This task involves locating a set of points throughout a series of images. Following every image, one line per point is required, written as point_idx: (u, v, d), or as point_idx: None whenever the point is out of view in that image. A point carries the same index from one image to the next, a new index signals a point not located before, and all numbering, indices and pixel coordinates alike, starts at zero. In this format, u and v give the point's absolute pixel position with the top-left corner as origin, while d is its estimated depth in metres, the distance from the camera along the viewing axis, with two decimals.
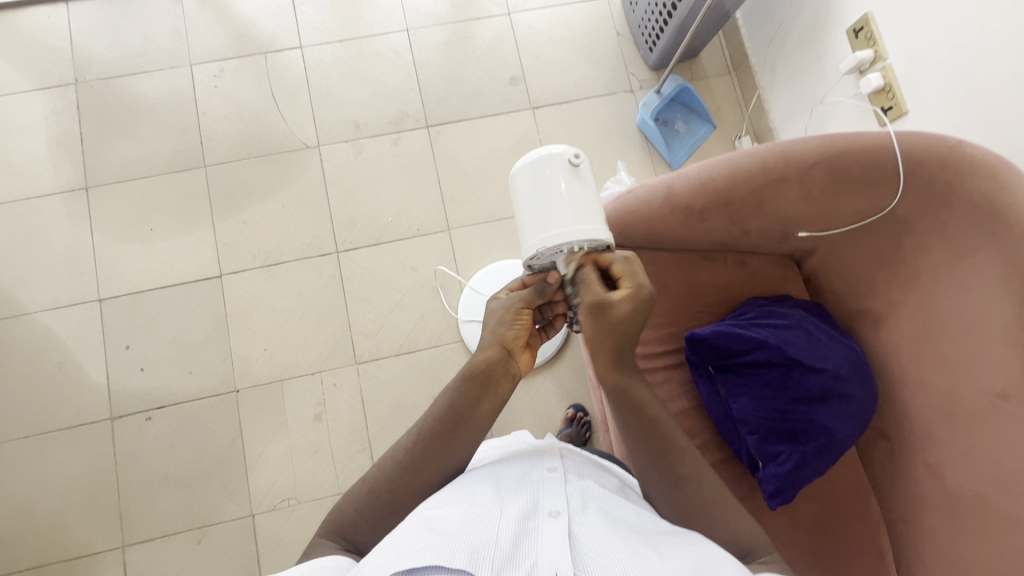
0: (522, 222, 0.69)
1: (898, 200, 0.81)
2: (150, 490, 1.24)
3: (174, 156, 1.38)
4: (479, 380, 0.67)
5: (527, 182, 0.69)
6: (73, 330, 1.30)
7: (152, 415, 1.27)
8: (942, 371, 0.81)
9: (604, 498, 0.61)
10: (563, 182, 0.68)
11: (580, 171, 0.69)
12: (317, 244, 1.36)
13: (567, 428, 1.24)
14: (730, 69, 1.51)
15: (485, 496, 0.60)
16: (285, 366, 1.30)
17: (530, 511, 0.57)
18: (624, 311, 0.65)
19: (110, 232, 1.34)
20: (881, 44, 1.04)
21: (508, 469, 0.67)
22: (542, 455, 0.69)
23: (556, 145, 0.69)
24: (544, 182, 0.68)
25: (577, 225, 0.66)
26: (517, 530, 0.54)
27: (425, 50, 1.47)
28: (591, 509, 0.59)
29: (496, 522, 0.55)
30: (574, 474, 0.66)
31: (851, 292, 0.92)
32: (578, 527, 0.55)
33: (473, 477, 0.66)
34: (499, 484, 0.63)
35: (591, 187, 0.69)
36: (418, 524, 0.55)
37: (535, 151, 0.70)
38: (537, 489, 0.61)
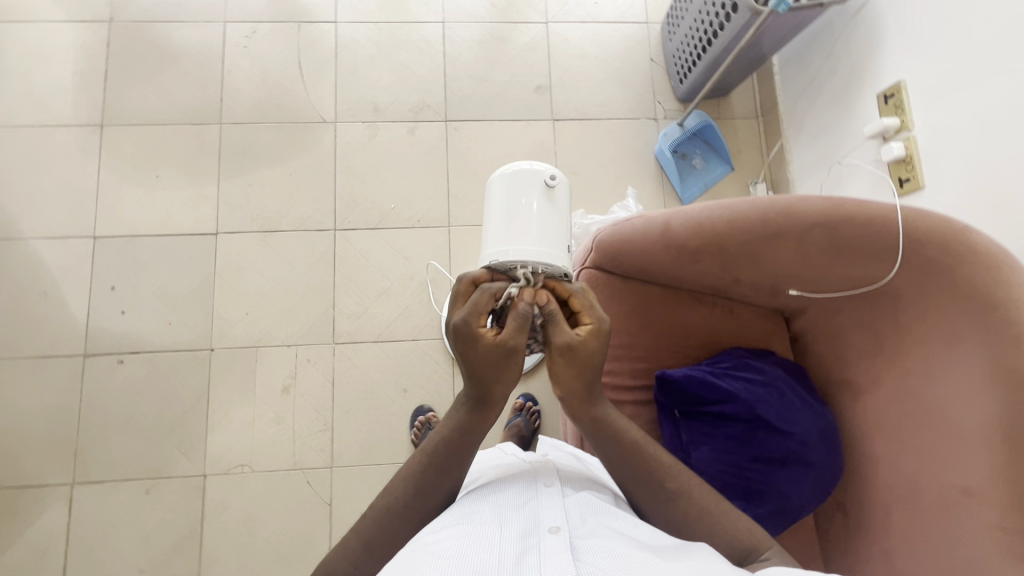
0: (487, 231, 0.68)
1: (894, 275, 0.79)
2: (109, 433, 1.24)
3: (193, 109, 1.39)
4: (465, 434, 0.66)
5: (501, 192, 0.68)
6: (63, 261, 1.30)
7: (125, 358, 1.27)
8: (914, 457, 0.79)
9: (603, 508, 0.62)
10: (535, 200, 0.66)
11: (554, 194, 0.67)
12: (317, 219, 1.36)
13: (516, 417, 1.25)
14: (758, 113, 1.49)
15: (483, 516, 0.59)
16: (263, 333, 1.30)
17: (529, 527, 0.57)
18: (593, 349, 0.63)
19: (117, 172, 1.35)
20: (908, 114, 1.02)
21: (504, 487, 0.66)
22: (537, 472, 0.69)
23: (540, 163, 0.68)
24: (516, 197, 0.66)
25: (535, 247, 0.64)
26: (520, 546, 0.53)
27: (457, 45, 1.47)
28: (591, 523, 0.58)
29: (497, 541, 0.54)
30: (571, 489, 0.66)
31: (835, 359, 0.90)
32: (579, 541, 0.54)
33: (469, 499, 0.65)
34: (497, 502, 0.62)
35: (560, 213, 0.67)
36: (419, 548, 0.54)
37: (517, 163, 0.69)
38: (535, 505, 0.60)
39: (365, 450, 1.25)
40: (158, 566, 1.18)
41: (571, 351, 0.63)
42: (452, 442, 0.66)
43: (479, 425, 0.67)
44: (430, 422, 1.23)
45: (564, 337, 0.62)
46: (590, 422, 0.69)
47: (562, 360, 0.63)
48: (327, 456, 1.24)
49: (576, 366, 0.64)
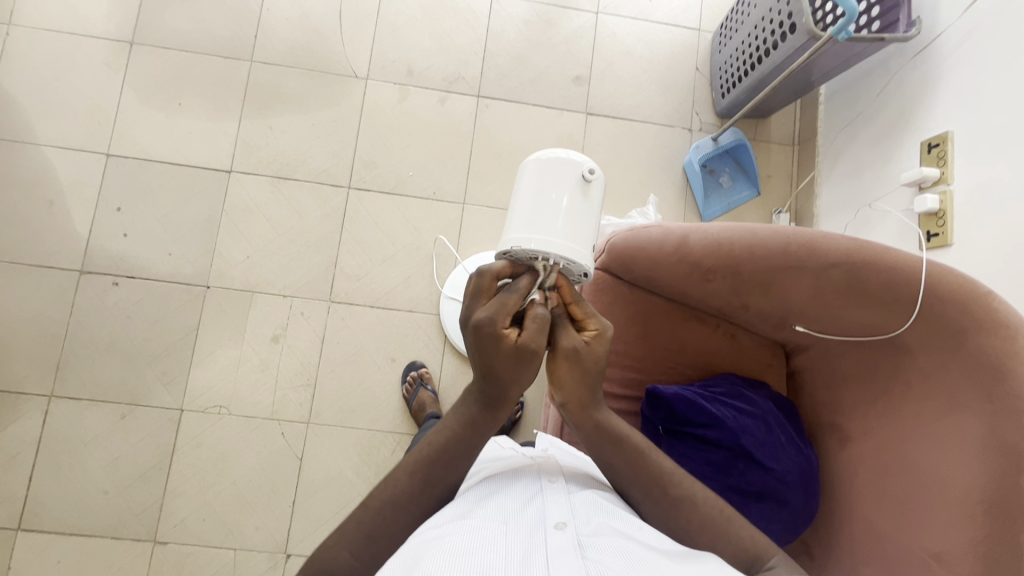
0: (511, 214, 0.66)
1: (906, 328, 0.77)
2: (93, 353, 1.23)
3: (226, 42, 1.36)
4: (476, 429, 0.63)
5: (535, 178, 0.66)
6: (72, 175, 1.29)
7: (120, 281, 1.26)
8: (892, 516, 0.77)
9: (608, 505, 0.60)
10: (568, 192, 0.64)
11: (589, 189, 0.66)
12: (332, 174, 1.34)
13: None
14: (795, 141, 1.45)
15: (487, 510, 0.56)
16: (261, 280, 1.28)
17: (534, 523, 0.54)
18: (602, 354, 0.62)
19: (139, 94, 1.33)
20: (949, 167, 0.99)
21: (505, 482, 0.63)
22: (540, 468, 0.66)
23: (578, 154, 0.66)
24: (549, 185, 0.65)
25: (560, 238, 0.62)
26: (527, 543, 0.51)
27: (502, 21, 1.43)
28: (597, 520, 0.56)
29: (503, 537, 0.51)
30: (574, 484, 0.64)
31: (830, 403, 0.88)
32: (587, 538, 0.53)
33: (469, 493, 0.61)
34: (500, 497, 0.59)
35: (591, 209, 0.66)
36: (423, 543, 0.51)
37: (555, 151, 0.67)
38: (540, 501, 0.58)
39: (344, 412, 1.25)
40: (123, 491, 1.18)
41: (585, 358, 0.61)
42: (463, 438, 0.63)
43: (491, 424, 0.63)
44: (423, 378, 1.24)
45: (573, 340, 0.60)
46: (591, 427, 0.65)
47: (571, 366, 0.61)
48: (305, 411, 1.23)
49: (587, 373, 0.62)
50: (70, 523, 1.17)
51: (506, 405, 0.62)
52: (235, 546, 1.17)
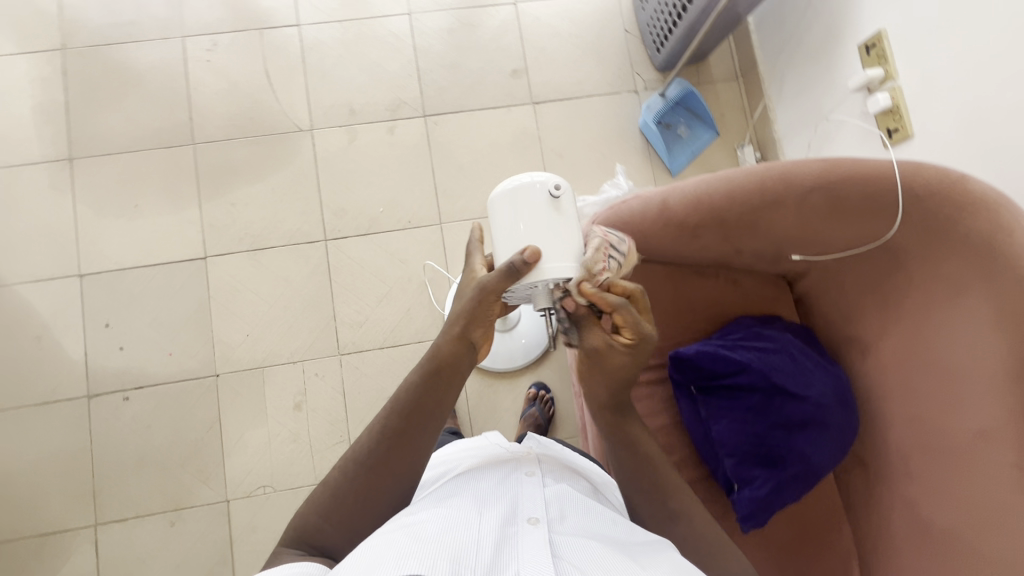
0: (499, 252, 0.65)
1: (895, 230, 0.79)
2: (125, 471, 1.23)
3: (163, 132, 1.35)
4: (445, 377, 0.66)
5: (505, 209, 0.64)
6: (52, 305, 1.27)
7: (130, 395, 1.26)
8: (924, 405, 0.81)
9: (580, 504, 0.61)
10: (541, 215, 0.63)
11: (560, 203, 0.64)
12: (306, 231, 1.33)
13: (530, 407, 1.26)
14: (738, 74, 1.47)
15: (462, 503, 0.58)
16: (267, 353, 1.28)
17: (508, 517, 0.56)
18: (618, 364, 0.68)
19: (94, 207, 1.31)
20: (891, 64, 1.01)
21: (484, 476, 0.65)
22: (519, 459, 0.68)
23: (539, 173, 0.63)
24: (519, 215, 0.63)
25: (552, 264, 0.62)
26: (498, 535, 0.52)
27: (426, 36, 1.43)
28: (569, 517, 0.58)
29: (477, 527, 0.53)
30: (552, 479, 0.65)
31: (842, 318, 0.91)
32: (559, 534, 0.54)
33: (447, 490, 0.63)
34: (475, 491, 0.61)
35: (570, 220, 0.64)
36: (397, 531, 0.52)
37: (513, 178, 0.64)
38: (515, 494, 0.60)
39: None
40: None
41: (596, 358, 0.68)
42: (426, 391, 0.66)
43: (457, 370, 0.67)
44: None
45: (593, 343, 0.67)
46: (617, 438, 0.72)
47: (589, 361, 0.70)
48: None
49: (602, 372, 0.70)
50: None
51: (461, 342, 0.66)
52: None
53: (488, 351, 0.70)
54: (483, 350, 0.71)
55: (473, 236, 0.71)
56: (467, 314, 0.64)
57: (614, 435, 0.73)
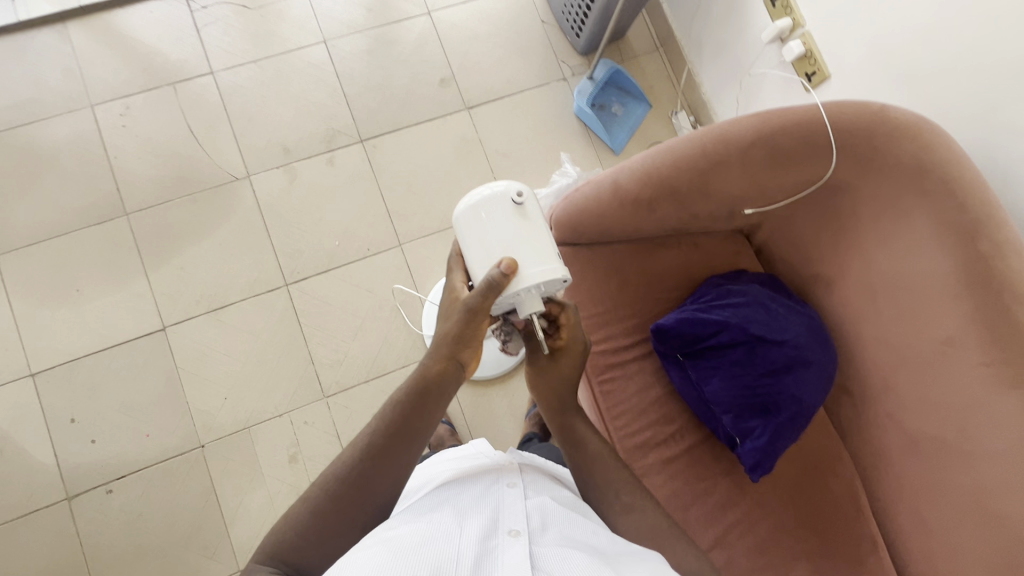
0: (476, 269, 0.67)
1: (834, 168, 0.83)
2: (125, 566, 1.17)
3: (91, 208, 1.28)
4: (433, 395, 0.66)
5: (474, 224, 0.67)
6: (8, 411, 1.20)
7: (114, 486, 1.19)
8: (891, 325, 0.85)
9: (561, 514, 0.61)
10: (510, 223, 0.66)
11: (525, 209, 0.67)
12: (264, 279, 1.30)
13: (534, 407, 1.26)
14: (658, 45, 1.51)
15: (443, 517, 0.57)
16: (250, 412, 1.24)
17: (489, 529, 0.55)
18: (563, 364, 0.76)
19: (32, 300, 1.24)
20: (797, 12, 1.06)
21: (464, 489, 0.64)
22: (499, 473, 0.68)
23: (498, 184, 0.68)
24: (488, 226, 0.66)
25: (530, 267, 0.65)
26: (479, 548, 0.51)
27: (347, 61, 1.41)
28: (550, 526, 0.57)
29: (457, 542, 0.52)
30: (533, 490, 0.65)
31: (801, 259, 0.95)
32: (540, 544, 0.53)
33: (428, 501, 0.62)
34: (456, 504, 0.60)
35: (538, 225, 0.68)
36: (376, 545, 0.51)
37: (476, 192, 0.68)
38: (494, 506, 0.59)
39: None
40: None
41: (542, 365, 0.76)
42: (415, 406, 0.65)
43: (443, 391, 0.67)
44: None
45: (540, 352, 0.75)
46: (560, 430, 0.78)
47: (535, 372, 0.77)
48: None
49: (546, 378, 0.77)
50: None
51: (448, 359, 0.66)
52: None
53: (473, 371, 0.71)
54: (471, 368, 0.71)
55: (452, 252, 0.71)
56: (456, 336, 0.66)
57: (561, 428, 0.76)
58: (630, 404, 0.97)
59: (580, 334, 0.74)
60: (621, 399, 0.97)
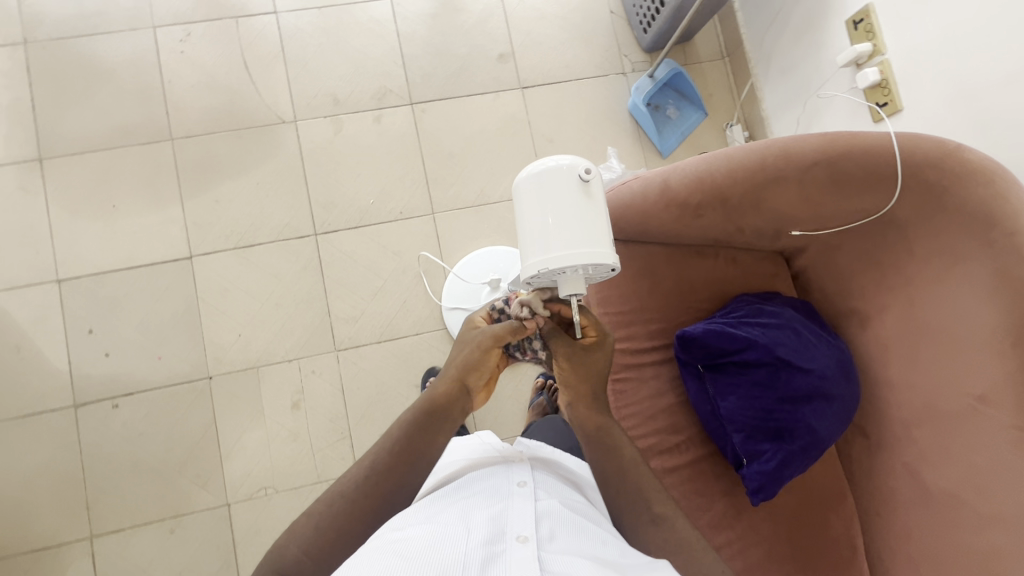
0: (524, 239, 0.65)
1: (894, 202, 0.80)
2: (119, 481, 1.19)
3: (138, 128, 1.29)
4: (441, 418, 0.66)
5: (533, 194, 0.64)
6: (31, 311, 1.22)
7: (119, 402, 1.21)
8: (924, 376, 0.82)
9: (572, 518, 0.58)
10: (569, 198, 0.63)
11: (589, 187, 0.64)
12: (294, 226, 1.30)
13: (538, 396, 1.24)
14: (724, 54, 1.47)
15: (450, 518, 0.55)
16: (261, 353, 1.25)
17: (496, 531, 0.53)
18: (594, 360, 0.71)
19: (68, 208, 1.26)
20: (879, 38, 1.02)
21: (475, 487, 0.63)
22: (511, 470, 0.66)
23: (565, 157, 0.64)
24: (547, 198, 0.63)
25: (582, 247, 0.61)
26: (485, 553, 0.49)
27: (409, 21, 1.39)
28: (559, 531, 0.54)
29: (463, 543, 0.50)
30: (545, 490, 0.62)
31: (840, 292, 0.92)
32: (548, 550, 0.50)
33: (437, 497, 0.61)
34: (464, 504, 0.58)
35: (599, 205, 0.64)
36: (382, 548, 0.50)
37: (543, 161, 0.65)
38: (503, 508, 0.57)
39: None
40: None
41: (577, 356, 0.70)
42: (434, 409, 0.66)
43: (456, 409, 0.67)
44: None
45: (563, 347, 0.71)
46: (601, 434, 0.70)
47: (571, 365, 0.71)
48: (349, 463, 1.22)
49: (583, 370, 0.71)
50: None
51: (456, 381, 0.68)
52: None
53: (481, 402, 0.71)
54: (478, 401, 0.72)
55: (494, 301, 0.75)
56: (468, 362, 0.68)
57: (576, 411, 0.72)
58: (641, 407, 0.96)
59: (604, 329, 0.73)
60: (634, 399, 0.97)
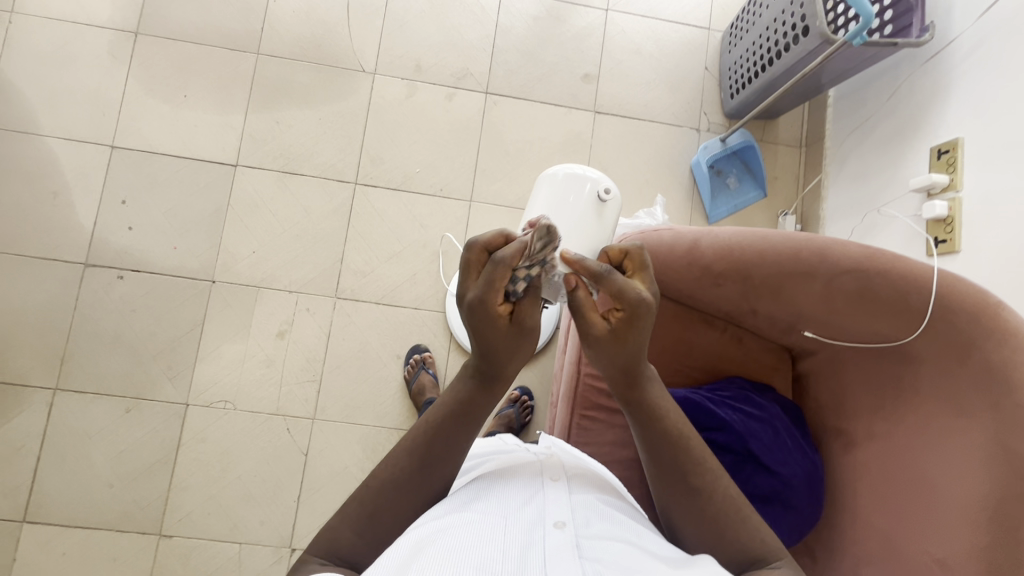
0: (524, 225, 0.68)
1: (914, 336, 0.77)
2: (97, 347, 1.23)
3: (231, 34, 1.35)
4: (469, 416, 0.63)
5: (550, 191, 0.67)
6: (77, 166, 1.28)
7: (125, 275, 1.26)
8: (893, 518, 0.78)
9: (606, 511, 0.59)
10: (580, 209, 0.65)
11: (603, 208, 0.66)
12: (339, 169, 1.33)
13: (508, 408, 1.25)
14: (803, 143, 1.45)
15: (489, 508, 0.57)
16: (266, 274, 1.28)
17: (533, 521, 0.55)
18: (638, 330, 0.58)
19: (144, 86, 1.32)
20: (959, 174, 0.99)
21: (508, 476, 0.64)
22: (543, 463, 0.67)
23: (594, 172, 0.67)
24: (563, 200, 0.66)
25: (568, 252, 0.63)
26: (524, 541, 0.51)
27: (511, 17, 1.42)
28: (596, 522, 0.56)
29: (502, 531, 0.52)
30: (578, 485, 0.64)
31: (836, 407, 0.89)
32: (585, 539, 0.52)
33: (476, 485, 0.63)
34: (501, 496, 0.60)
35: (603, 228, 0.66)
36: (427, 530, 0.52)
37: (574, 167, 0.68)
38: (539, 501, 0.58)
39: (351, 408, 1.25)
40: (129, 483, 1.19)
41: (613, 335, 0.58)
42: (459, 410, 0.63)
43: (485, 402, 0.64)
44: (425, 361, 1.25)
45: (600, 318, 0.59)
46: (651, 417, 0.63)
47: (607, 343, 0.59)
48: (310, 407, 1.24)
49: (619, 348, 0.59)
50: (75, 516, 1.17)
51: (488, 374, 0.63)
52: (239, 540, 1.18)
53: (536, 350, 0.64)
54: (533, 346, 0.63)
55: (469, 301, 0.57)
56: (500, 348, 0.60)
57: (618, 387, 0.64)
58: (598, 448, 0.92)
59: (649, 281, 0.60)
60: (595, 439, 0.92)
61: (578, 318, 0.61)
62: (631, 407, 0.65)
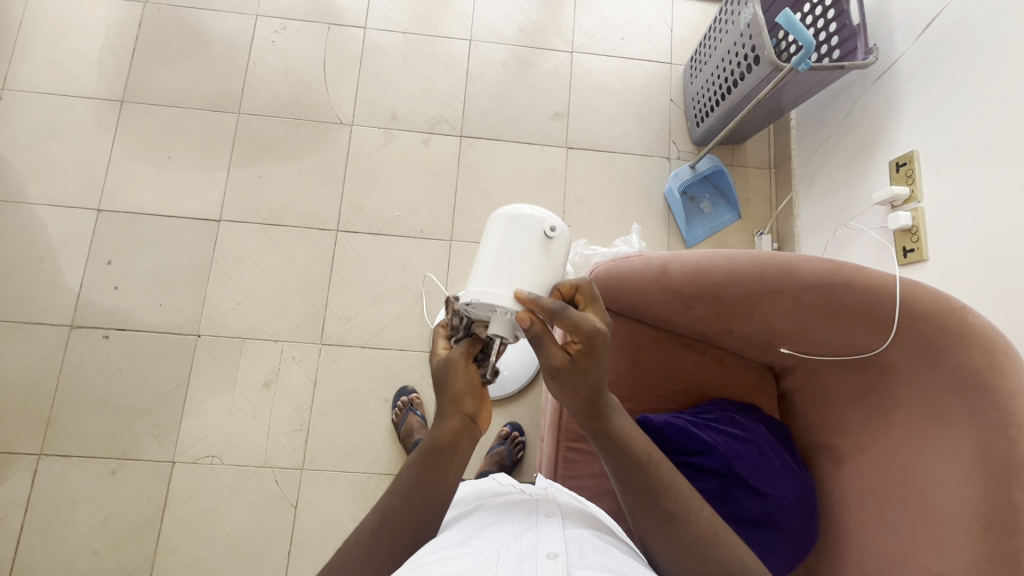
0: (476, 266, 0.65)
1: (886, 346, 0.78)
2: (83, 409, 1.23)
3: (213, 96, 1.41)
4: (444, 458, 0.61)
5: (499, 231, 0.65)
6: (64, 231, 1.31)
7: (111, 334, 1.27)
8: (892, 538, 0.76)
9: (600, 544, 0.58)
10: (529, 248, 0.63)
11: (551, 246, 0.64)
12: (320, 218, 1.36)
13: (499, 445, 1.23)
14: (772, 165, 1.49)
15: (481, 543, 0.56)
16: (252, 325, 1.29)
17: (526, 552, 0.54)
18: (601, 361, 0.59)
19: (130, 150, 1.36)
20: (918, 185, 1.02)
21: (503, 514, 0.63)
22: (537, 501, 0.67)
23: (541, 210, 0.65)
24: (512, 239, 0.64)
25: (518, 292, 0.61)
26: (517, 570, 0.51)
27: (481, 64, 1.48)
28: (589, 555, 0.55)
29: (494, 563, 0.52)
30: (572, 521, 0.63)
31: (823, 423, 0.89)
32: (577, 569, 0.52)
33: (470, 525, 0.62)
34: (495, 531, 0.59)
35: (552, 266, 0.64)
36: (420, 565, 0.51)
37: (520, 206, 0.66)
38: (533, 535, 0.57)
39: (339, 455, 1.23)
40: (115, 548, 1.16)
41: (578, 368, 0.59)
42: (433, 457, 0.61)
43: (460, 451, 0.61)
44: (412, 403, 1.24)
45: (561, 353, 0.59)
46: (621, 448, 0.63)
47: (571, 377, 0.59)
48: (298, 457, 1.22)
49: (584, 381, 0.59)
50: None
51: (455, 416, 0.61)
52: None
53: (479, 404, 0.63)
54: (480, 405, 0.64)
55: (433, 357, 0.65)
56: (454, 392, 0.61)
57: (583, 419, 0.63)
58: (587, 481, 0.90)
59: (602, 313, 0.63)
60: (583, 472, 0.91)
61: (540, 355, 0.60)
62: (597, 439, 0.64)
